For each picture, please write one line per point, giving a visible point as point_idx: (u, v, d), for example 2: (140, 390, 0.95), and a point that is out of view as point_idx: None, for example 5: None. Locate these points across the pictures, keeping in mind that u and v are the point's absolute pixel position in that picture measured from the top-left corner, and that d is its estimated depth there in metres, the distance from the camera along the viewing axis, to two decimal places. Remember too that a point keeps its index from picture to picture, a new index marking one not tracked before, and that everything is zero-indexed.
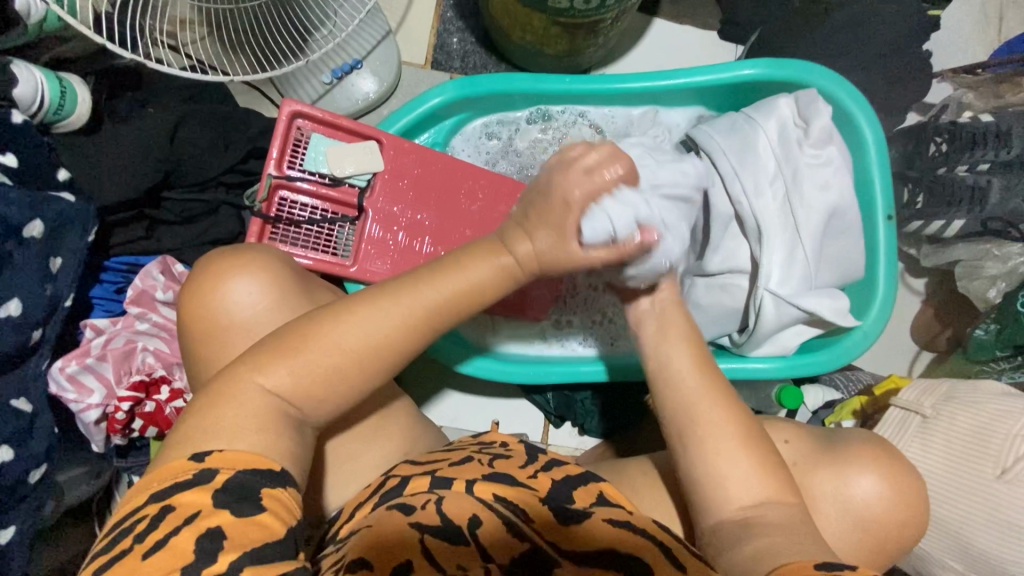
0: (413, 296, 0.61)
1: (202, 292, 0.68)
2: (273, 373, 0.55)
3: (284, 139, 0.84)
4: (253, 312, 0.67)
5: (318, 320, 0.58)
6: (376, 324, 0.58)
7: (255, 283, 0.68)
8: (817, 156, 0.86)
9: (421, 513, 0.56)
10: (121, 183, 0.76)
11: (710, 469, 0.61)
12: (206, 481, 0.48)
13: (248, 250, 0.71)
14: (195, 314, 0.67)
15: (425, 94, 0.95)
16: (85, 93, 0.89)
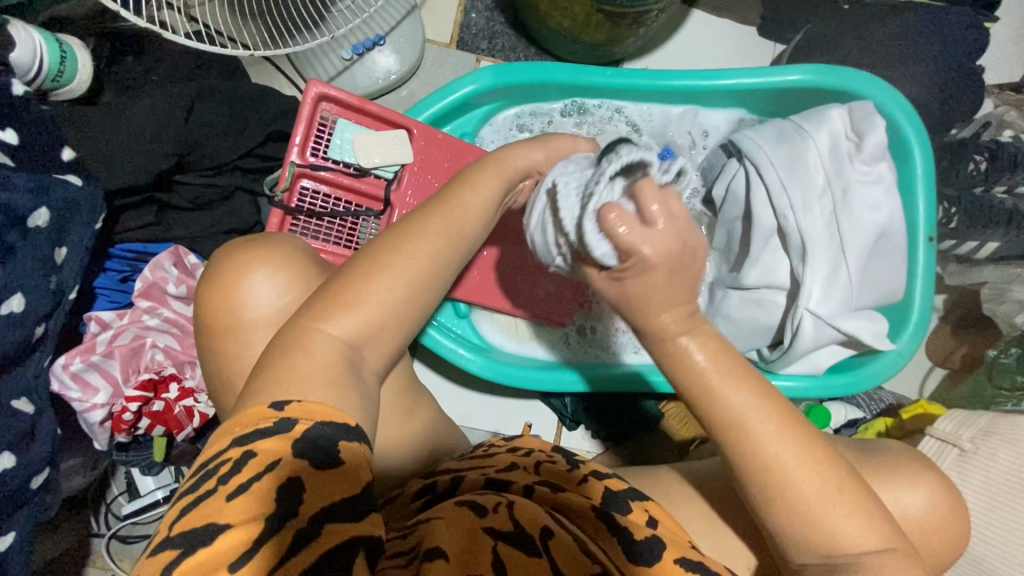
0: (442, 215, 0.60)
1: (227, 289, 0.62)
2: (338, 320, 0.52)
3: (308, 125, 0.78)
4: (280, 311, 0.61)
5: (364, 259, 0.56)
6: (419, 243, 0.57)
7: (277, 279, 0.62)
8: (868, 173, 0.83)
9: (493, 518, 0.54)
10: (131, 165, 0.70)
11: (786, 514, 0.54)
12: (286, 430, 0.42)
13: (268, 242, 0.65)
14: (217, 308, 0.61)
15: (458, 81, 0.88)
16: (84, 56, 0.82)
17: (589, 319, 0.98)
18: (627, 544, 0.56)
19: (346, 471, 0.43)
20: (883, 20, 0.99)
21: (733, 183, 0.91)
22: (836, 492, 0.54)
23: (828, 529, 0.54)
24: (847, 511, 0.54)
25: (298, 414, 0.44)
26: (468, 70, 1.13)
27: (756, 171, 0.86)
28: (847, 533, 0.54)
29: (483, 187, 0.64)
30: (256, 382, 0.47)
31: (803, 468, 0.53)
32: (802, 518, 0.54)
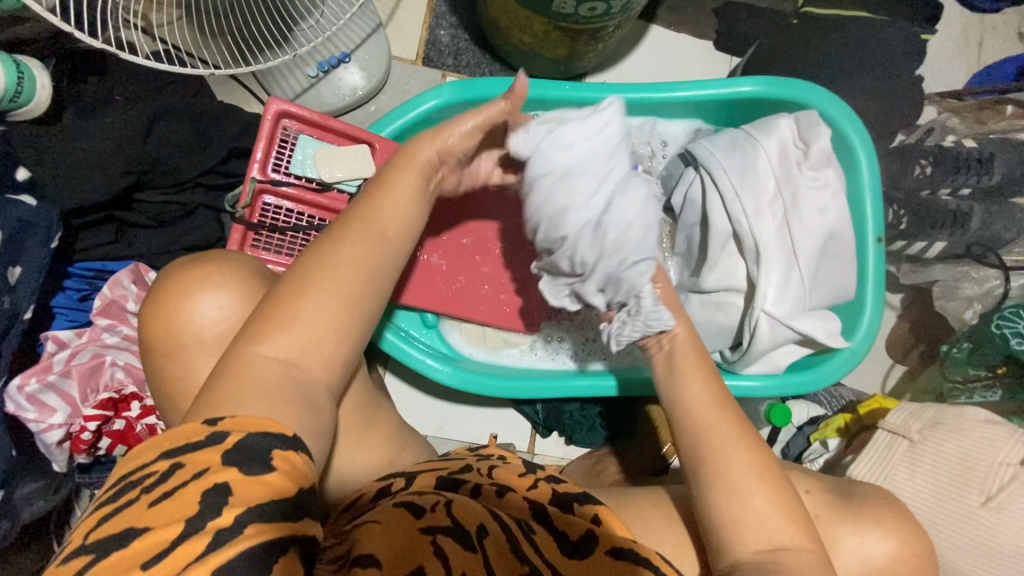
0: (366, 217, 0.59)
1: (164, 306, 0.60)
2: (274, 342, 0.52)
3: (269, 140, 0.79)
4: (224, 331, 0.60)
5: (295, 282, 0.55)
6: (347, 253, 0.57)
7: (220, 302, 0.60)
8: (816, 178, 0.87)
9: (431, 515, 0.55)
10: (90, 183, 0.70)
11: (726, 500, 0.61)
12: (218, 442, 0.44)
13: (221, 258, 0.64)
14: (159, 321, 0.60)
15: (420, 96, 0.90)
16: (43, 77, 0.83)
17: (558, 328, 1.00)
18: (564, 543, 0.58)
19: (278, 475, 0.44)
20: (826, 35, 1.04)
21: (690, 191, 0.94)
22: (764, 483, 0.62)
23: (755, 523, 0.61)
24: (765, 502, 0.61)
25: (232, 427, 0.45)
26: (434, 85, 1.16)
27: (710, 178, 0.89)
28: (763, 528, 0.60)
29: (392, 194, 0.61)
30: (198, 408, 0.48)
31: (744, 464, 0.63)
32: (737, 503, 0.61)
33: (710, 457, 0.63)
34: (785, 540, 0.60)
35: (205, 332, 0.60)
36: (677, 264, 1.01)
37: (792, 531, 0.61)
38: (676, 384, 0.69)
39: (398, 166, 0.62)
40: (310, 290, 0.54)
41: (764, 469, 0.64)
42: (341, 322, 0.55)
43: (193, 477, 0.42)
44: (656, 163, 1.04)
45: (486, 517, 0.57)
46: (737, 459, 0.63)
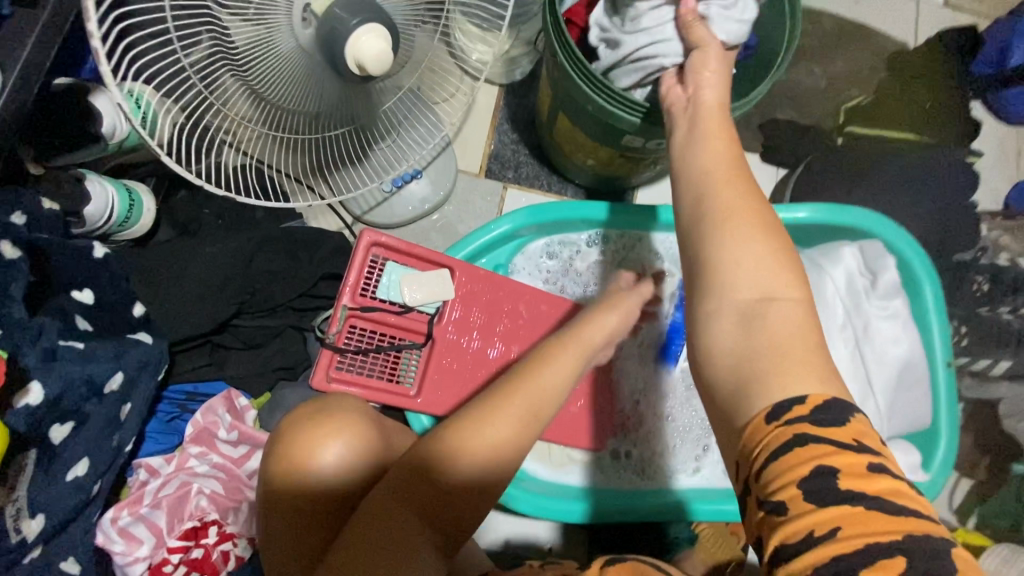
0: (525, 390, 0.64)
1: (288, 454, 0.62)
2: (418, 491, 0.58)
3: (360, 268, 0.82)
4: (349, 477, 0.63)
5: (450, 439, 0.60)
6: (503, 422, 0.61)
7: (350, 447, 0.63)
8: (885, 309, 0.89)
9: None
10: (197, 316, 0.74)
11: (737, 364, 0.46)
12: None
13: (344, 404, 0.66)
14: (289, 468, 0.62)
15: (495, 221, 0.95)
16: (149, 201, 0.90)
17: (624, 443, 1.00)
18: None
19: None
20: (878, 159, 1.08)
21: None
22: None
23: (790, 355, 0.44)
24: (792, 286, 0.48)
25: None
26: (495, 195, 1.21)
27: None
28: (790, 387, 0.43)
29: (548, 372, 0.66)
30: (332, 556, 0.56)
31: (756, 219, 0.51)
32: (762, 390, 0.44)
33: (722, 228, 0.50)
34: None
35: (326, 483, 0.62)
36: None
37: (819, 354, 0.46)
38: (701, 187, 0.54)
39: (562, 346, 0.71)
40: (466, 450, 0.59)
41: (807, 352, 0.45)
42: (477, 475, 0.59)
43: None
44: None
45: None
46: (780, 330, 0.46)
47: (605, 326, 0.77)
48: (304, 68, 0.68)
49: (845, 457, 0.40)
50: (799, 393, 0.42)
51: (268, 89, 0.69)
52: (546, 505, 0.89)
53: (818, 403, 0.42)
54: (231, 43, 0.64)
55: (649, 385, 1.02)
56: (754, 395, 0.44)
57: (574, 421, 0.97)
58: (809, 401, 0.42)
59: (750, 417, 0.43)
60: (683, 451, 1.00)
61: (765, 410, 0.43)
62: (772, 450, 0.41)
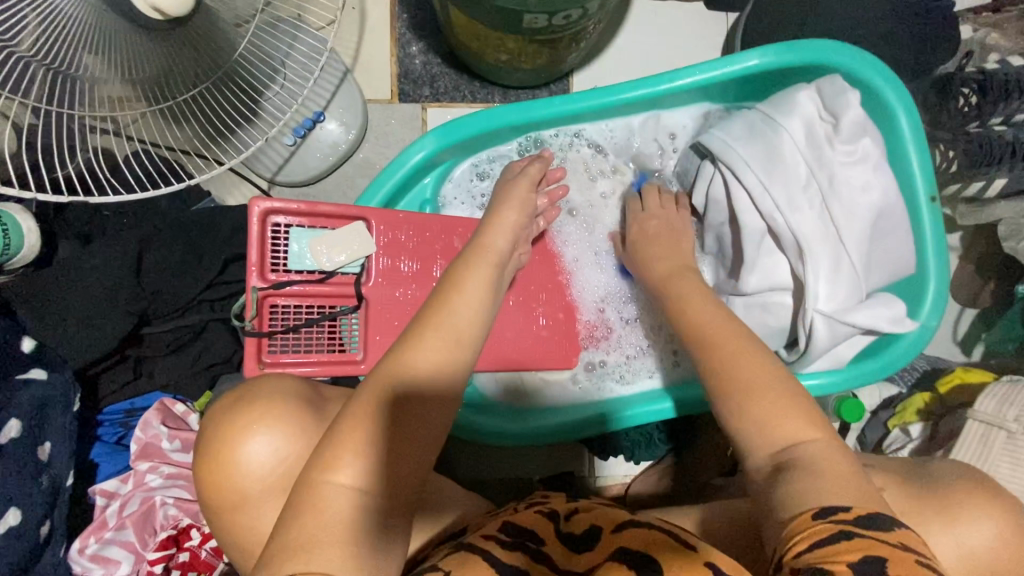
0: (437, 322, 0.62)
1: (219, 454, 0.60)
2: (348, 468, 0.53)
3: (261, 244, 0.74)
4: (283, 468, 0.59)
5: (373, 387, 0.58)
6: (421, 353, 0.60)
7: (273, 437, 0.60)
8: (851, 153, 0.77)
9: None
10: (96, 335, 0.68)
11: (760, 437, 0.57)
12: None
13: (266, 388, 0.63)
14: (221, 471, 0.59)
15: (405, 151, 0.84)
16: (28, 221, 0.81)
17: (598, 354, 0.96)
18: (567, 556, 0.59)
19: None
20: None
21: (711, 189, 0.85)
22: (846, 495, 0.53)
23: (815, 486, 0.50)
24: (809, 430, 0.56)
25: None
26: (416, 120, 1.08)
27: (732, 174, 0.81)
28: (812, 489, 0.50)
29: (459, 298, 0.65)
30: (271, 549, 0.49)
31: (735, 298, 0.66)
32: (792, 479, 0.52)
33: (734, 351, 0.63)
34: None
35: (263, 478, 0.59)
36: (711, 263, 0.92)
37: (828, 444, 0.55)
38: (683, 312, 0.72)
39: (471, 263, 0.69)
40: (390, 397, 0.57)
41: (842, 480, 0.51)
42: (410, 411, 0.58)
43: None
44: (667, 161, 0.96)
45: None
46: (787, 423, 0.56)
47: (508, 224, 0.75)
48: (104, 30, 0.56)
49: (892, 550, 0.44)
50: (842, 504, 0.48)
51: (101, 73, 0.59)
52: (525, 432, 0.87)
53: (860, 513, 0.47)
54: (18, 43, 0.55)
55: (612, 293, 0.97)
56: (789, 500, 0.50)
57: (541, 345, 0.91)
58: (852, 509, 0.48)
59: (796, 514, 0.49)
60: (658, 349, 0.96)
61: (811, 510, 0.48)
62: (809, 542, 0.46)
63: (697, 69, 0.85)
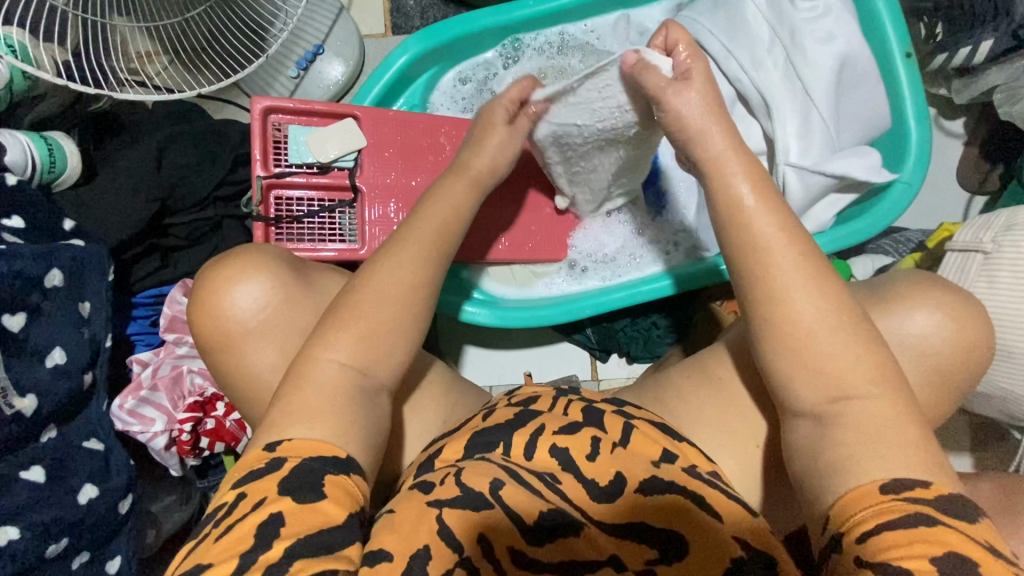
0: (428, 225, 0.64)
1: (211, 300, 0.64)
2: (339, 345, 0.56)
3: (263, 138, 0.83)
4: (264, 315, 0.64)
5: (358, 281, 0.59)
6: (406, 245, 0.61)
7: (257, 287, 0.64)
8: (813, 8, 0.79)
9: (440, 490, 0.53)
10: (125, 218, 0.77)
11: (802, 387, 0.54)
12: (275, 470, 0.50)
13: (258, 249, 0.68)
14: (211, 321, 0.65)
15: (390, 57, 0.91)
16: (69, 145, 0.91)
17: (583, 256, 0.99)
18: (591, 487, 0.56)
19: (334, 495, 0.50)
20: None
21: None
22: (784, 270, 0.54)
23: (868, 455, 0.51)
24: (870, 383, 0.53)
25: (289, 452, 0.51)
26: None
27: (700, 47, 0.83)
28: (800, 390, 0.54)
29: (441, 201, 0.67)
30: (266, 418, 0.54)
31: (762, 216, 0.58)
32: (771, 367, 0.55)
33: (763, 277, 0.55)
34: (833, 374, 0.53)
35: (246, 321, 0.64)
36: None
37: (846, 347, 0.53)
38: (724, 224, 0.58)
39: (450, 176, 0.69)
40: (381, 295, 0.58)
41: (905, 448, 0.51)
42: (384, 291, 0.58)
43: (258, 504, 0.48)
44: None
45: (500, 472, 0.55)
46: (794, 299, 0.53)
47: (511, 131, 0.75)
48: None
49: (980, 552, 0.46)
50: (922, 479, 0.50)
51: None
52: (519, 317, 0.92)
53: (941, 494, 0.49)
54: None
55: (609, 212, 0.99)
56: (850, 473, 0.51)
57: (527, 234, 0.94)
58: (933, 486, 0.49)
59: (858, 486, 0.50)
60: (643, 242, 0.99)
61: (874, 486, 0.50)
62: (873, 524, 0.48)
63: None
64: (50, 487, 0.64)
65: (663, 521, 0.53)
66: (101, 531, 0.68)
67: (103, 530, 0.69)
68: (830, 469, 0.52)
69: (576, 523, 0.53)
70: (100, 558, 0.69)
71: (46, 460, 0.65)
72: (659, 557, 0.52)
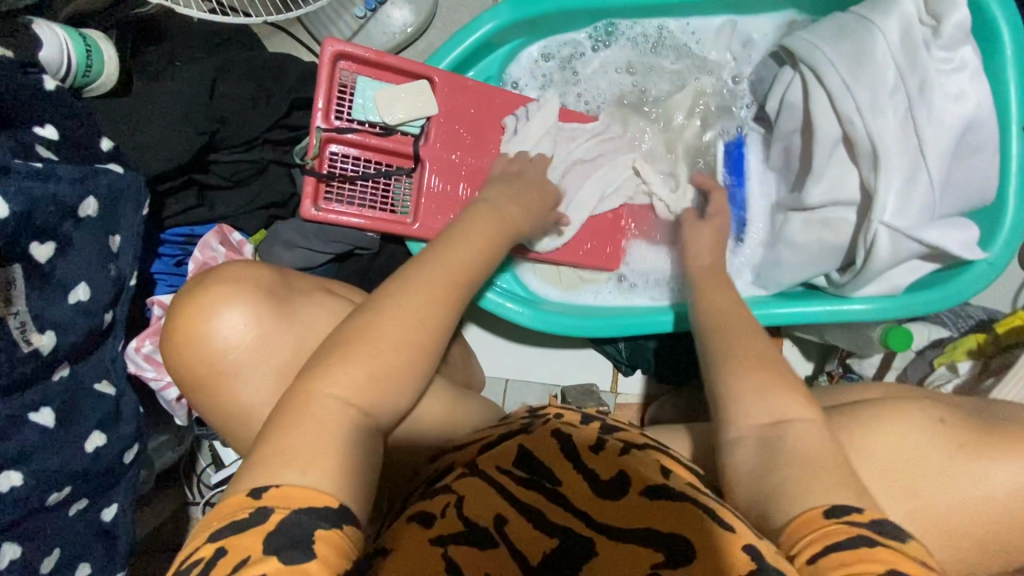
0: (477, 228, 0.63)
1: (185, 334, 0.58)
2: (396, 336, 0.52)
3: (329, 86, 0.75)
4: (240, 359, 0.58)
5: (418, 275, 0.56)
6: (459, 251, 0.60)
7: (231, 328, 0.57)
8: (948, 60, 0.73)
9: (441, 523, 0.48)
10: (166, 148, 0.70)
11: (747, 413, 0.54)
12: (260, 523, 0.41)
13: (228, 269, 0.61)
14: (184, 357, 0.58)
15: (475, 20, 0.82)
16: (110, 49, 0.82)
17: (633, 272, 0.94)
18: (586, 491, 0.52)
19: (325, 547, 0.40)
20: None
21: (787, 94, 0.82)
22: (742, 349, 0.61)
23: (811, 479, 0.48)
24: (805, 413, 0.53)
25: (277, 501, 0.42)
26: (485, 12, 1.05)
27: (814, 77, 0.77)
28: (756, 408, 0.54)
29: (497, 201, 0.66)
30: (257, 449, 0.46)
31: None
32: (721, 383, 0.57)
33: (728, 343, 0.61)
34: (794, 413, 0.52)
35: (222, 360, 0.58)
36: (774, 180, 0.90)
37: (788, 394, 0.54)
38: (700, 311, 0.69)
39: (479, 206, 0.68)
40: None
41: (826, 467, 0.49)
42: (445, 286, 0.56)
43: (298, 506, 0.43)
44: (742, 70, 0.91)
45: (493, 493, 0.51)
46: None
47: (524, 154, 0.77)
48: None
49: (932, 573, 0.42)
50: (853, 502, 0.46)
51: None
52: (556, 322, 0.88)
53: (872, 516, 0.45)
54: None
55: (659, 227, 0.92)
56: (792, 494, 0.47)
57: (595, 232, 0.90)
58: (865, 510, 0.45)
59: (804, 510, 0.46)
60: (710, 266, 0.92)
61: (817, 510, 0.46)
62: (823, 544, 0.43)
63: None
64: (59, 431, 0.59)
65: (655, 523, 0.48)
66: (102, 478, 0.64)
67: (104, 476, 0.65)
68: (780, 490, 0.48)
69: (583, 539, 0.49)
70: (97, 503, 0.65)
71: (57, 402, 0.60)
72: (662, 561, 0.46)
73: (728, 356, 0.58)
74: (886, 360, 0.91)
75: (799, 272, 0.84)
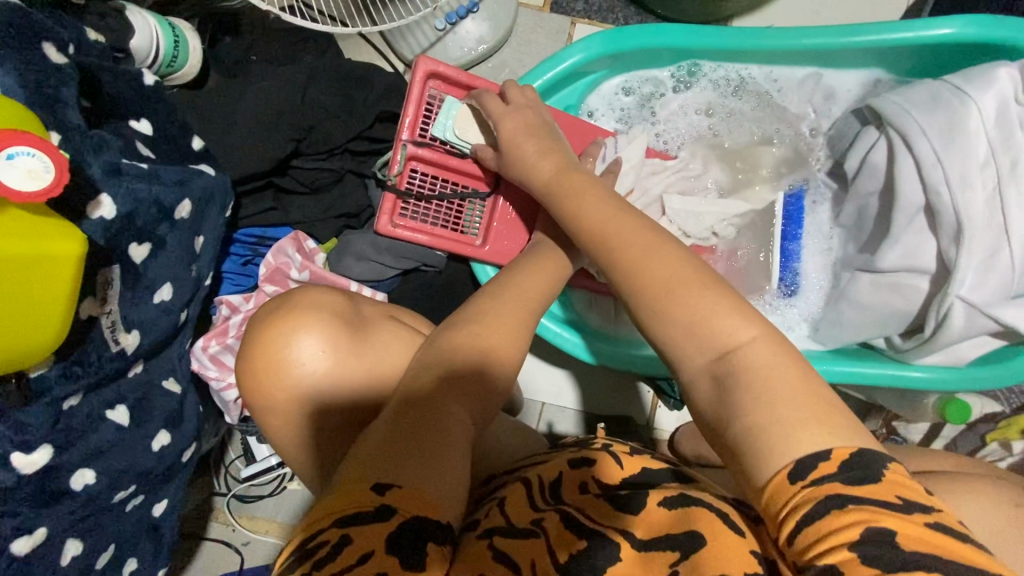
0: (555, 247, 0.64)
1: (263, 357, 0.57)
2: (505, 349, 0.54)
3: (418, 103, 0.75)
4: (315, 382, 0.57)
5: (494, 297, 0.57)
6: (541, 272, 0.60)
7: (308, 352, 0.57)
8: None
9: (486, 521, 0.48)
10: (253, 150, 0.71)
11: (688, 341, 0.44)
12: (382, 518, 0.40)
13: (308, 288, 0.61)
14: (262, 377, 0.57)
15: (566, 50, 0.81)
16: (195, 40, 0.81)
17: None
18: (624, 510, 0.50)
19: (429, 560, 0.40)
20: None
21: (870, 154, 0.81)
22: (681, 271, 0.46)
23: (775, 425, 0.39)
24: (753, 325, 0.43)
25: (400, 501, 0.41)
26: (562, 35, 1.04)
27: (903, 142, 0.77)
28: (715, 325, 0.43)
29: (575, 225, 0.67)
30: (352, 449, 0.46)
31: None
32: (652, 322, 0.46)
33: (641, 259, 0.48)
34: (739, 339, 0.43)
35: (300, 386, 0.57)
36: (840, 238, 0.90)
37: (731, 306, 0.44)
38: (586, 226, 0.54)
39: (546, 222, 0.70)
40: None
41: (801, 399, 0.39)
42: (528, 329, 0.56)
43: None
44: (820, 122, 0.91)
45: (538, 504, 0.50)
46: (649, 265, 0.47)
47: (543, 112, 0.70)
48: None
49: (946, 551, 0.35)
50: (819, 448, 0.37)
51: None
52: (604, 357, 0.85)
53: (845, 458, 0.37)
54: None
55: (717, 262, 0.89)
56: (762, 453, 0.38)
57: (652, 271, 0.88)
58: (832, 455, 0.36)
59: (770, 472, 0.38)
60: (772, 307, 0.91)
61: (782, 471, 0.37)
62: (807, 509, 0.36)
63: (890, 27, 0.78)
64: (132, 430, 0.59)
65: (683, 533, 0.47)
66: (161, 475, 0.65)
67: (163, 473, 0.65)
68: (744, 442, 0.39)
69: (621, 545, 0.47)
70: (151, 499, 0.65)
71: (130, 399, 0.59)
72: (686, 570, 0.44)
73: (643, 293, 0.47)
74: (934, 430, 0.90)
75: (858, 331, 0.83)
